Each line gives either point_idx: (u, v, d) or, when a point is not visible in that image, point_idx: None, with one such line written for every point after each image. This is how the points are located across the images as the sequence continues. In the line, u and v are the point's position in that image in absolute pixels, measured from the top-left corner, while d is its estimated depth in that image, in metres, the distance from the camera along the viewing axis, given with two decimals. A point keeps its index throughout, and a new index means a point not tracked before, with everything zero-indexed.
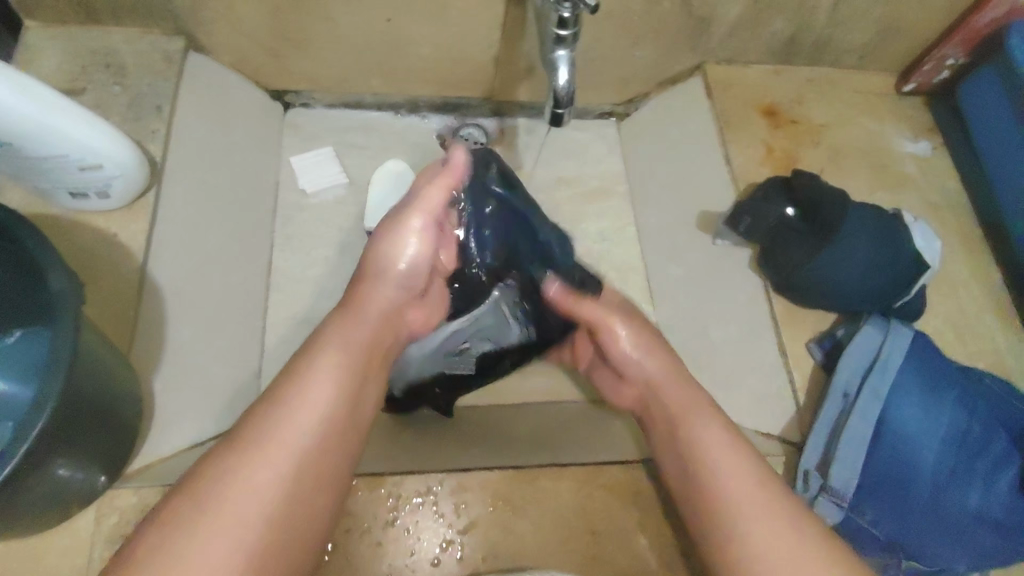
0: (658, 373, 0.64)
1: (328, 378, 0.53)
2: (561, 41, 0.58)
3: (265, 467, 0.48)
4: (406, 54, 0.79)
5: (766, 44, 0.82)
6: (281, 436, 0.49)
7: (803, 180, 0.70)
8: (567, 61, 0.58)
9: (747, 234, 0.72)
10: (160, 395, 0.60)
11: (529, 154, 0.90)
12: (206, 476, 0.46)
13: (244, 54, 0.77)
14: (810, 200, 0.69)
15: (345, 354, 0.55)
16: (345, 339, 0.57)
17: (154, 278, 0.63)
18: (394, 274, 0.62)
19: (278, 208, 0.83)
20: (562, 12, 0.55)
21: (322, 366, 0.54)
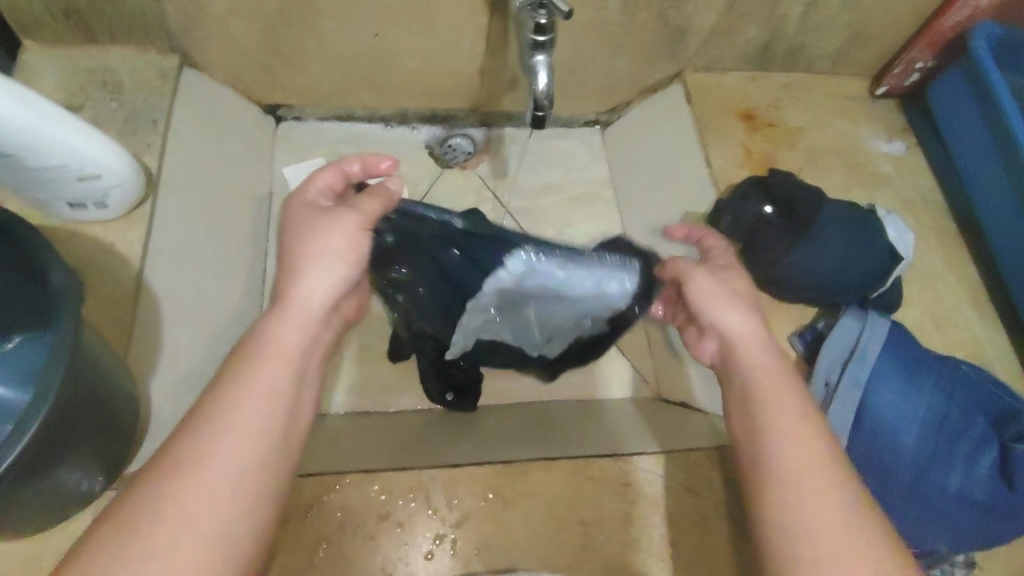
0: (741, 331, 0.56)
1: (278, 369, 0.48)
2: (537, 47, 0.59)
3: (202, 473, 0.42)
4: (394, 67, 0.82)
5: (742, 51, 0.85)
6: (220, 443, 0.44)
7: (780, 180, 0.73)
8: (546, 66, 0.59)
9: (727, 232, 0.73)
10: (155, 399, 0.61)
11: (518, 162, 0.93)
12: (139, 490, 0.41)
13: (237, 70, 0.80)
14: (787, 197, 0.71)
15: (292, 343, 0.50)
16: (285, 317, 0.51)
17: (153, 283, 0.64)
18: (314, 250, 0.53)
19: (272, 218, 0.85)
20: (538, 19, 0.58)
21: (266, 359, 0.49)
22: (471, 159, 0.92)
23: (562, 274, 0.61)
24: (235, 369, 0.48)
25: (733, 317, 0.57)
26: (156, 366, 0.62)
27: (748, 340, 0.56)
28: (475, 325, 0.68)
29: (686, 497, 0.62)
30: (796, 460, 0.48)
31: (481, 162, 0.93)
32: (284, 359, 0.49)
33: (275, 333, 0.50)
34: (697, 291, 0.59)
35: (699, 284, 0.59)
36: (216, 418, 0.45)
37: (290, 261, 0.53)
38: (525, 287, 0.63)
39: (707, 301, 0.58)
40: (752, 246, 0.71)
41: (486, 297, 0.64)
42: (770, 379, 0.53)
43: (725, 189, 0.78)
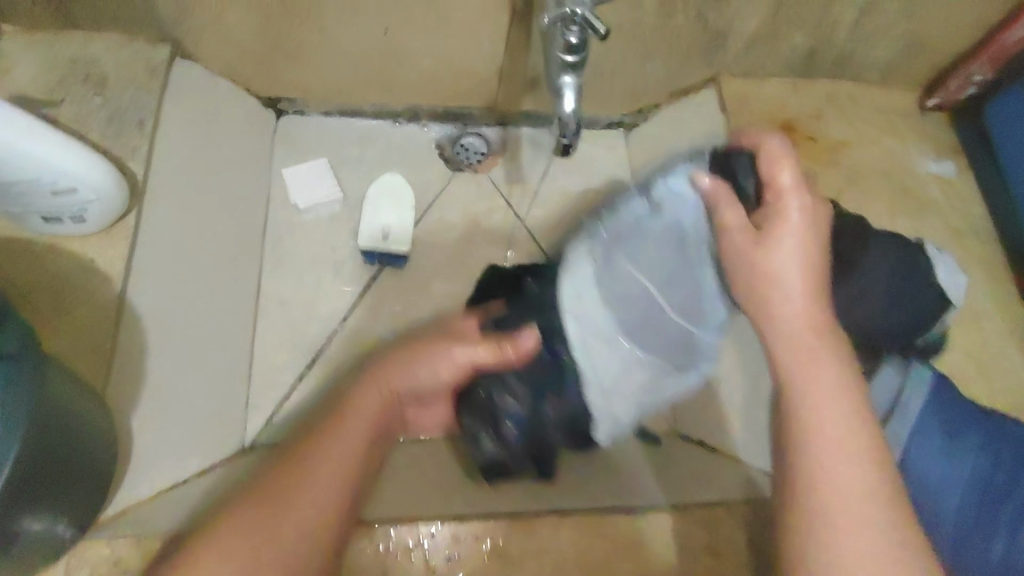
0: (801, 301, 0.51)
1: (360, 441, 0.54)
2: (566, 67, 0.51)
3: (287, 517, 0.48)
4: (403, 64, 0.76)
5: (784, 58, 0.78)
6: (303, 483, 0.50)
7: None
8: (574, 87, 0.51)
9: None
10: (137, 435, 0.57)
11: (534, 167, 0.87)
12: (225, 522, 0.47)
13: (235, 63, 0.74)
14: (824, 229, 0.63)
15: (372, 406, 0.57)
16: (376, 388, 0.59)
17: (136, 307, 0.59)
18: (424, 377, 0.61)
19: (267, 226, 0.78)
20: (570, 37, 0.50)
21: (347, 417, 0.55)
22: (483, 160, 0.85)
23: (649, 227, 0.63)
24: (326, 427, 0.54)
25: (798, 305, 0.51)
26: (138, 396, 0.58)
27: (810, 321, 0.50)
28: (603, 347, 0.62)
29: (705, 560, 0.57)
30: (846, 486, 0.43)
31: (495, 165, 0.86)
32: (366, 422, 0.56)
33: (361, 399, 0.57)
34: (770, 271, 0.52)
35: (775, 256, 0.52)
36: (315, 459, 0.51)
37: (403, 359, 0.61)
38: (619, 270, 0.63)
39: (779, 274, 0.51)
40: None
41: (602, 315, 0.62)
42: (828, 380, 0.47)
43: None
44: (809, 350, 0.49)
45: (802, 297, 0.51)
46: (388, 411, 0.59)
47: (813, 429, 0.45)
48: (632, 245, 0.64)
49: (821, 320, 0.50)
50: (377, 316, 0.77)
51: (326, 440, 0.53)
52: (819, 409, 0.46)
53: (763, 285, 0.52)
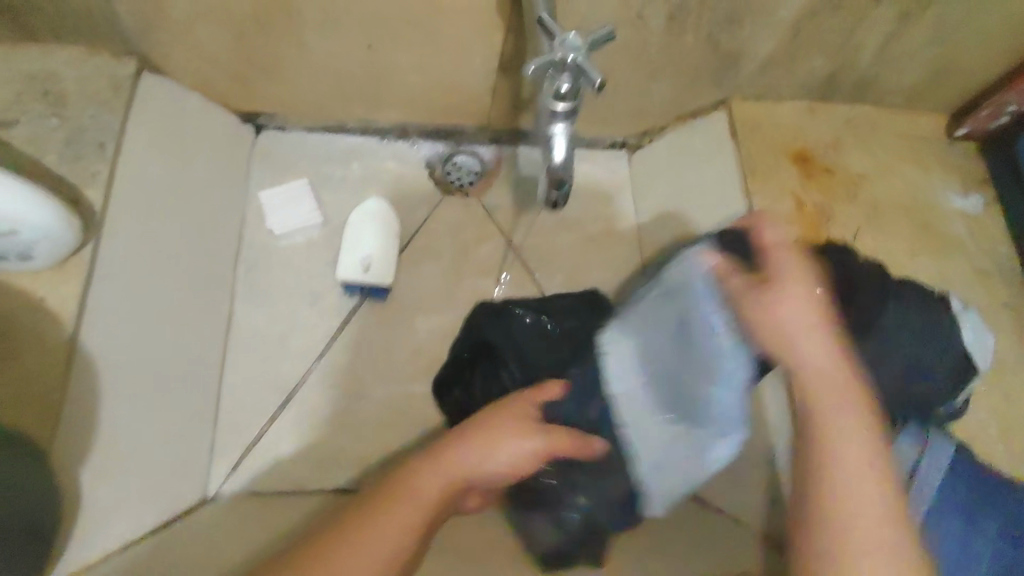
0: (817, 360, 0.47)
1: (402, 535, 0.46)
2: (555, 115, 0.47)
3: None
4: (390, 81, 0.70)
5: (801, 81, 0.72)
6: None
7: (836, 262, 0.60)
8: (565, 136, 0.47)
9: None
10: (87, 490, 0.52)
11: (531, 187, 0.80)
12: None
13: (208, 77, 0.69)
14: (847, 283, 0.59)
15: (428, 495, 0.49)
16: (441, 475, 0.50)
17: (89, 349, 0.55)
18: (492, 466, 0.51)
19: (241, 254, 0.74)
20: (561, 84, 0.45)
21: (396, 507, 0.47)
22: (477, 181, 0.80)
23: (668, 306, 0.58)
24: (370, 515, 0.46)
25: (809, 349, 0.47)
26: (90, 447, 0.53)
27: (824, 373, 0.46)
28: (653, 431, 0.57)
29: None
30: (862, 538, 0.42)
31: (490, 188, 0.80)
32: (412, 518, 0.47)
33: (419, 482, 0.49)
34: (775, 320, 0.48)
35: (777, 307, 0.48)
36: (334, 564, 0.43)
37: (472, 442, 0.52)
38: (660, 353, 0.58)
39: (784, 331, 0.48)
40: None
41: (647, 400, 0.58)
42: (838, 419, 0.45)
43: None
44: (818, 392, 0.46)
45: (821, 353, 0.47)
46: (451, 499, 0.50)
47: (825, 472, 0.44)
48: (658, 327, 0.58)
49: (835, 371, 0.46)
50: (355, 350, 0.72)
51: (352, 550, 0.44)
52: (836, 472, 0.44)
53: (774, 338, 0.48)
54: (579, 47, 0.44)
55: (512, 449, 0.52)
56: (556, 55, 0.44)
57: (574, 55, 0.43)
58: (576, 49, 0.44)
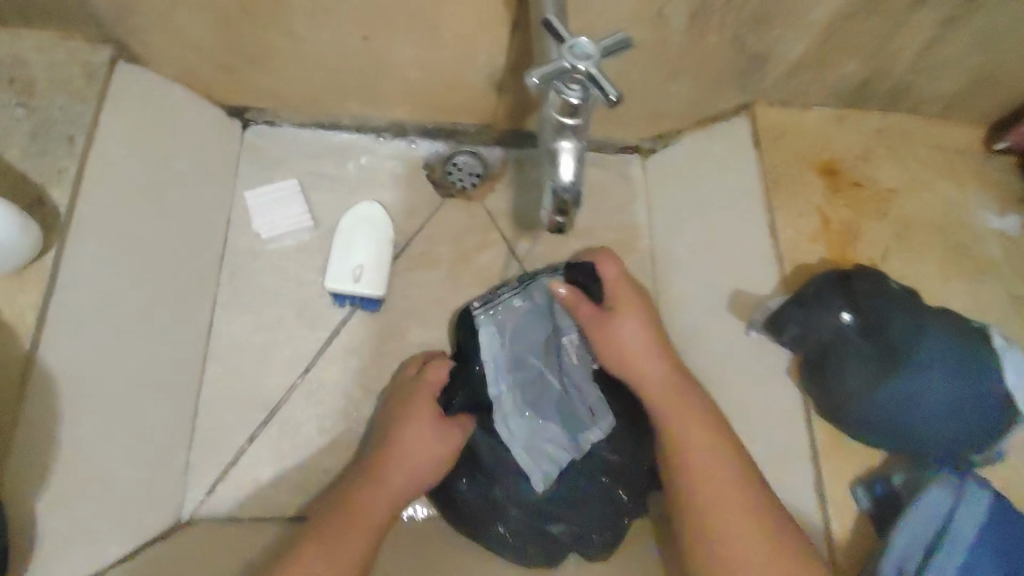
0: (658, 371, 0.61)
1: (379, 509, 0.56)
2: (562, 128, 0.43)
3: None
4: (386, 76, 0.65)
5: (831, 86, 0.67)
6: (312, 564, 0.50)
7: (865, 290, 0.55)
8: (575, 153, 0.43)
9: (792, 345, 0.57)
10: (45, 519, 0.48)
11: (536, 191, 0.75)
12: None
13: (191, 68, 0.64)
14: (878, 316, 0.54)
15: (376, 500, 0.56)
16: (378, 488, 0.57)
17: (49, 365, 0.50)
18: (416, 464, 0.59)
19: (226, 255, 0.69)
20: (570, 98, 0.40)
21: (378, 481, 0.57)
22: (478, 184, 0.75)
23: (525, 312, 0.67)
24: (350, 492, 0.57)
25: (649, 366, 0.61)
26: (47, 472, 0.49)
27: (668, 377, 0.60)
28: (518, 421, 0.65)
29: None
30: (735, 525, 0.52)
31: (492, 193, 0.75)
32: (376, 510, 0.56)
33: (369, 490, 0.57)
34: (619, 343, 0.62)
35: (621, 329, 0.62)
36: (323, 539, 0.52)
37: (390, 462, 0.59)
38: (518, 350, 0.67)
39: (624, 348, 0.62)
40: (830, 371, 0.54)
41: (517, 391, 0.66)
42: (699, 433, 0.57)
43: (793, 273, 0.62)
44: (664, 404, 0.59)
45: (658, 360, 0.61)
46: (395, 509, 0.57)
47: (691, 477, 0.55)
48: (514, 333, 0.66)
49: (669, 376, 0.61)
50: (344, 364, 0.68)
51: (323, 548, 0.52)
52: (691, 455, 0.56)
53: (615, 354, 0.62)
54: (591, 55, 0.40)
55: (426, 451, 0.60)
56: (564, 64, 0.40)
57: (584, 65, 0.39)
58: (587, 57, 0.39)
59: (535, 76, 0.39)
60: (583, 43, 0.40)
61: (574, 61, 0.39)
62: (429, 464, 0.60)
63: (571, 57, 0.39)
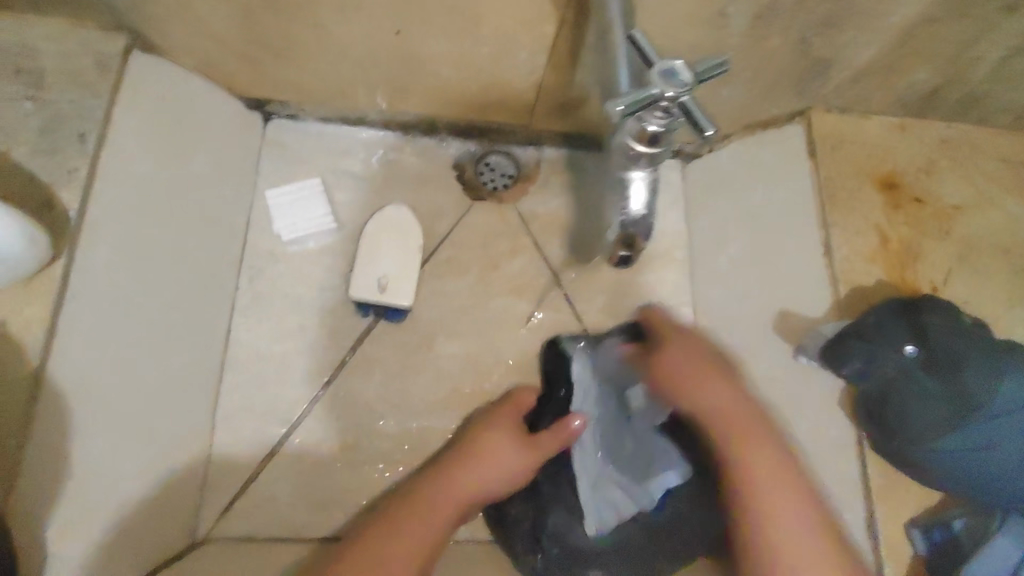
0: (716, 400, 0.51)
1: (443, 519, 0.52)
2: (637, 156, 0.41)
3: None
4: (419, 71, 0.61)
5: (895, 94, 0.62)
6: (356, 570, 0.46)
7: (936, 325, 0.51)
8: (645, 187, 0.42)
9: (850, 379, 0.53)
10: (56, 546, 0.45)
11: (571, 195, 0.71)
12: None
13: (212, 58, 0.60)
14: (950, 355, 0.50)
15: (444, 505, 0.53)
16: (445, 492, 0.54)
17: (57, 381, 0.47)
18: (492, 471, 0.56)
19: (244, 258, 0.66)
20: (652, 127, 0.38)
21: (446, 485, 0.55)
22: (510, 185, 0.71)
23: (596, 363, 0.64)
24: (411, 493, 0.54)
25: (704, 391, 0.52)
26: (55, 492, 0.45)
27: (731, 405, 0.51)
28: (594, 465, 0.60)
29: None
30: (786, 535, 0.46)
31: (525, 195, 0.71)
32: (444, 517, 0.53)
33: (437, 495, 0.54)
34: (668, 370, 0.54)
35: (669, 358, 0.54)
36: (379, 539, 0.49)
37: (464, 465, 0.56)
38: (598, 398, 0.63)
39: (687, 385, 0.53)
40: (893, 411, 0.51)
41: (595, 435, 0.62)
42: (756, 447, 0.49)
43: (849, 296, 0.58)
44: (745, 433, 0.50)
45: (718, 389, 0.52)
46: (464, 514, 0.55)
47: (745, 488, 0.48)
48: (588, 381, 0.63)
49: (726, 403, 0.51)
50: (366, 376, 0.65)
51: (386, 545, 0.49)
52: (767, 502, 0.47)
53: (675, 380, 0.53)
54: (687, 84, 0.37)
55: (509, 468, 0.57)
56: (656, 92, 0.37)
57: (678, 95, 0.37)
58: (681, 85, 0.37)
59: (622, 103, 0.36)
60: (678, 68, 0.37)
61: (666, 90, 0.37)
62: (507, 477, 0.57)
63: (663, 85, 0.36)
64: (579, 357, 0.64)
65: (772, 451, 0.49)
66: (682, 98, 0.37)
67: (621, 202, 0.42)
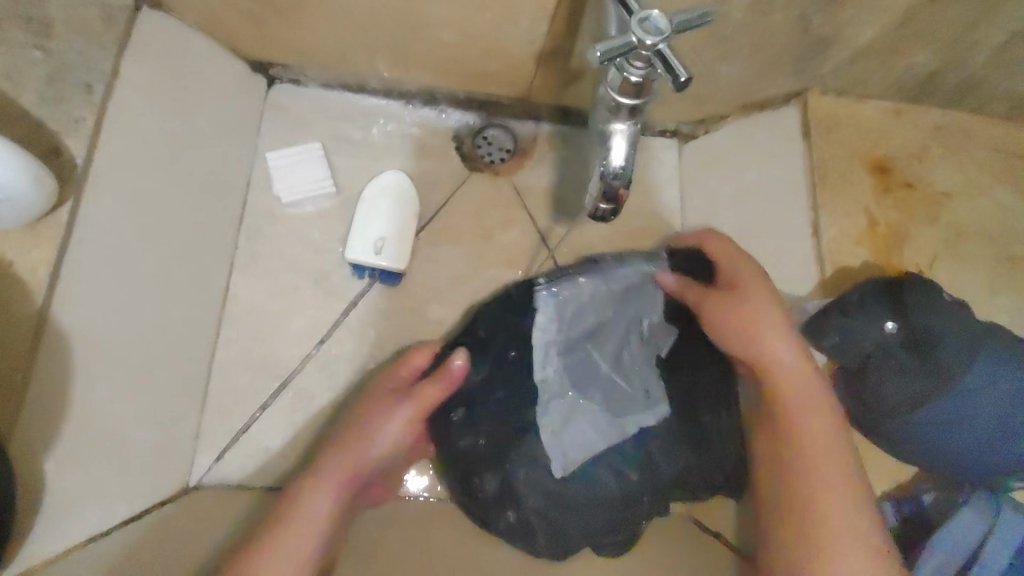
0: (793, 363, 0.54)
1: (328, 493, 0.53)
2: (619, 109, 0.43)
3: None
4: (423, 37, 0.62)
5: (891, 77, 0.63)
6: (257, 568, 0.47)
7: (917, 302, 0.52)
8: (627, 138, 0.43)
9: (831, 354, 0.55)
10: (53, 477, 0.46)
11: (567, 171, 0.72)
12: None
13: (221, 17, 0.61)
14: (928, 332, 0.51)
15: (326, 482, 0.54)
16: (328, 469, 0.54)
17: (61, 322, 0.48)
18: (372, 442, 0.57)
19: (245, 217, 0.67)
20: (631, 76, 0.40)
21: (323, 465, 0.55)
22: (508, 159, 0.72)
23: (585, 291, 0.62)
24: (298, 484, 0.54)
25: (779, 348, 0.54)
26: (60, 424, 0.47)
27: (799, 370, 0.53)
28: (570, 403, 0.61)
29: None
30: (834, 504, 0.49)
31: (521, 169, 0.72)
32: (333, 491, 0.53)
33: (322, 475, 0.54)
34: (741, 317, 0.56)
35: (744, 305, 0.57)
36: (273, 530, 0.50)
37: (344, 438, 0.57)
38: (574, 331, 0.62)
39: (771, 354, 0.55)
40: (869, 386, 0.52)
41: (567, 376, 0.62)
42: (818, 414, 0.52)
43: (833, 275, 0.59)
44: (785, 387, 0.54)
45: (795, 349, 0.54)
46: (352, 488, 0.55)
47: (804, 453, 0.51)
48: (567, 312, 0.62)
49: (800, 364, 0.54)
50: (360, 337, 0.66)
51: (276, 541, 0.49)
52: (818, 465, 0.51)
53: (733, 325, 0.57)
54: (664, 31, 0.38)
55: (383, 425, 0.57)
56: (632, 39, 0.38)
57: (654, 42, 0.38)
58: (658, 33, 0.38)
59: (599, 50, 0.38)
60: (656, 16, 0.38)
61: (644, 38, 0.38)
62: (391, 437, 0.57)
63: (640, 33, 0.37)
64: (564, 288, 0.62)
65: (823, 411, 0.52)
66: (659, 45, 0.38)
67: (603, 152, 0.44)
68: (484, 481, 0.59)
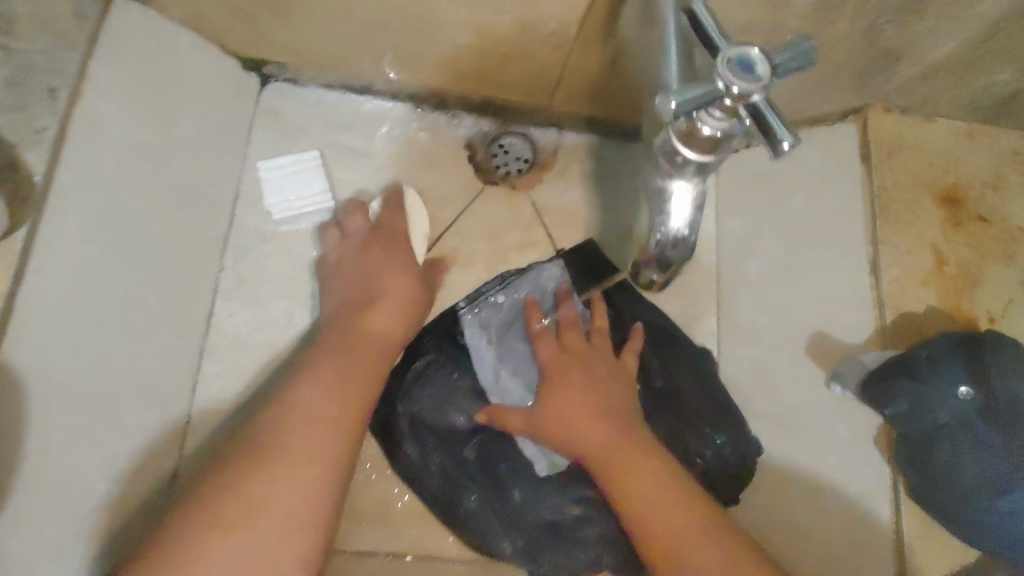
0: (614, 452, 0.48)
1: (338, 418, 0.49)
2: (685, 162, 0.37)
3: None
4: (434, 39, 0.55)
5: (967, 95, 0.55)
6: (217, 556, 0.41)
7: (1000, 368, 0.46)
8: (692, 201, 0.38)
9: (894, 420, 0.48)
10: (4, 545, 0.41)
11: (592, 185, 0.65)
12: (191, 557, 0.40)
13: (207, 13, 0.54)
14: (1015, 405, 0.45)
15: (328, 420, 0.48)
16: (323, 403, 0.49)
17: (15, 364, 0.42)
18: (385, 297, 0.56)
19: (231, 235, 0.60)
20: (705, 127, 0.34)
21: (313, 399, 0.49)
22: (526, 171, 0.65)
23: (506, 294, 0.61)
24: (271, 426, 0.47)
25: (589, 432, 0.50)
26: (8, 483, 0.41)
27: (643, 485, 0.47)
28: None
29: None
30: (694, 556, 0.44)
31: (540, 183, 0.65)
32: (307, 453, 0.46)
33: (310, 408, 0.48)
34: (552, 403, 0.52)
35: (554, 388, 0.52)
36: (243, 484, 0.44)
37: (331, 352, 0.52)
38: (510, 338, 0.61)
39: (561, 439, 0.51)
40: (940, 460, 0.46)
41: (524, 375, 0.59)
42: (643, 474, 0.47)
43: (896, 321, 0.54)
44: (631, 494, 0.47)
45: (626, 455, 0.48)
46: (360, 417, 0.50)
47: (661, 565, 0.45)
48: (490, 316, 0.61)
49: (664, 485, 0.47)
50: None
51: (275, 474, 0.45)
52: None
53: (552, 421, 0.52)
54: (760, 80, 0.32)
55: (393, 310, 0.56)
56: (719, 84, 0.32)
57: (747, 91, 0.32)
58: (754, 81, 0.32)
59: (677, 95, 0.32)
60: (753, 58, 0.32)
61: (733, 82, 0.32)
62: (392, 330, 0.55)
63: (728, 77, 0.32)
64: (485, 308, 0.61)
65: (648, 474, 0.47)
66: (751, 95, 0.32)
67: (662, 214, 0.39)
68: (479, 503, 0.56)
